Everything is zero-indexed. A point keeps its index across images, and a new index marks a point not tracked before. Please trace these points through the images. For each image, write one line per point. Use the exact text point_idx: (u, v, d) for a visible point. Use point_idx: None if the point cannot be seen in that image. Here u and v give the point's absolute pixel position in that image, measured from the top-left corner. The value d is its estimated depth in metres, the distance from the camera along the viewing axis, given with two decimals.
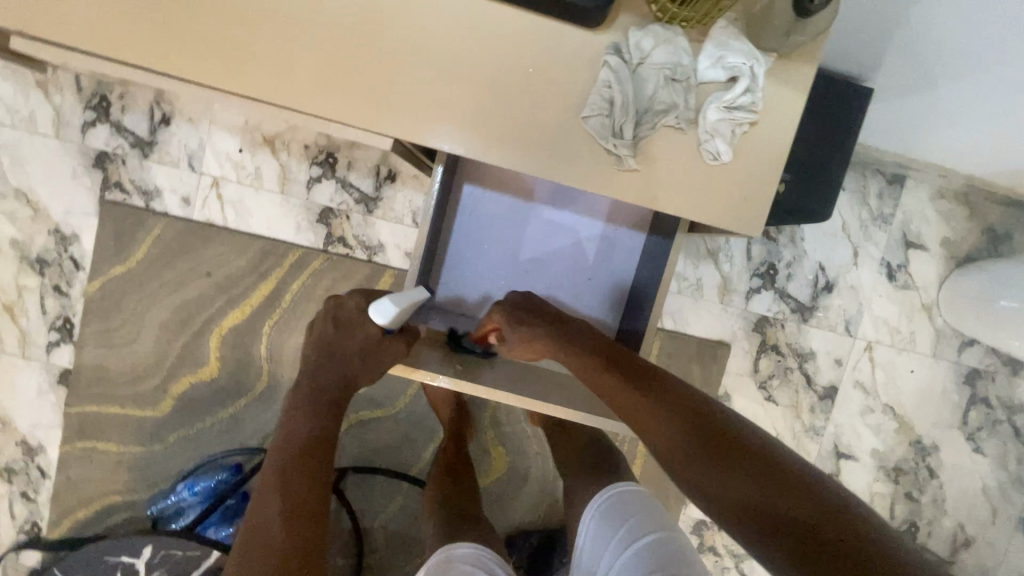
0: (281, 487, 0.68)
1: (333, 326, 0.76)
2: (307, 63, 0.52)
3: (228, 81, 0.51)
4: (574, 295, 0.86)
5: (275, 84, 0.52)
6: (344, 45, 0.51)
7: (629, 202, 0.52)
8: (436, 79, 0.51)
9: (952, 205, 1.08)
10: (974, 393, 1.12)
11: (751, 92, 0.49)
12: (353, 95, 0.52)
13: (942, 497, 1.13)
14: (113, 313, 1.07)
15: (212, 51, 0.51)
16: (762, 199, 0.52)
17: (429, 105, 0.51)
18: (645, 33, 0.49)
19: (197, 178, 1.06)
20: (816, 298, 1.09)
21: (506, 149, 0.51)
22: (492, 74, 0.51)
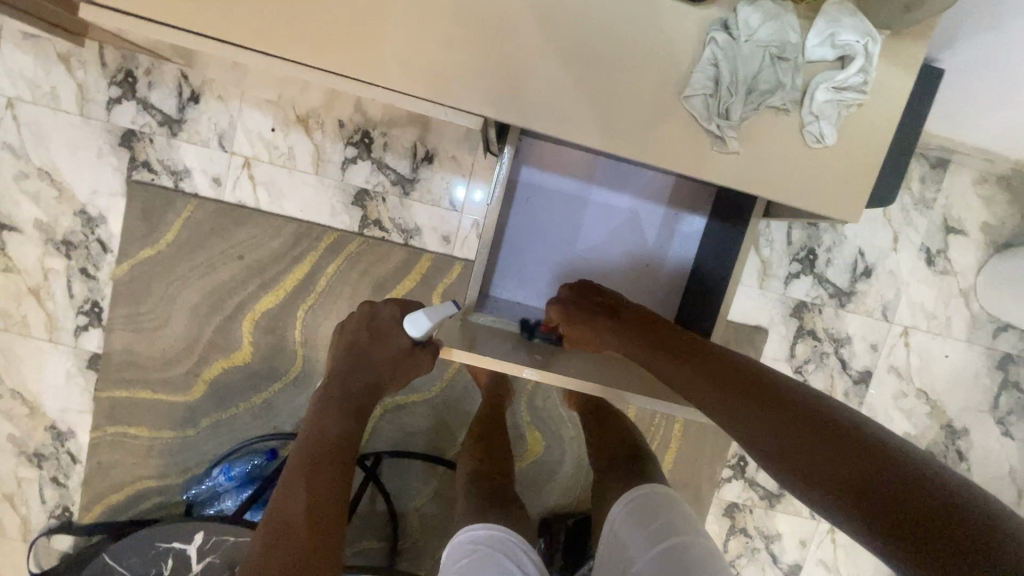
0: (306, 484, 0.67)
1: (368, 333, 0.77)
2: (330, 20, 0.49)
3: (306, 52, 0.49)
4: (630, 280, 0.86)
5: (356, 55, 0.49)
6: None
7: (728, 186, 0.50)
8: (530, 55, 0.49)
9: (994, 189, 1.07)
10: (1007, 378, 1.13)
11: (864, 72, 0.47)
12: (440, 68, 0.49)
13: (970, 480, 1.15)
14: (143, 297, 1.05)
15: (292, 18, 0.49)
16: (866, 183, 0.50)
17: (522, 81, 0.49)
18: (754, 8, 0.47)
19: (228, 158, 1.04)
20: (854, 283, 1.09)
21: (601, 130, 0.49)
22: (571, 46, 0.49)
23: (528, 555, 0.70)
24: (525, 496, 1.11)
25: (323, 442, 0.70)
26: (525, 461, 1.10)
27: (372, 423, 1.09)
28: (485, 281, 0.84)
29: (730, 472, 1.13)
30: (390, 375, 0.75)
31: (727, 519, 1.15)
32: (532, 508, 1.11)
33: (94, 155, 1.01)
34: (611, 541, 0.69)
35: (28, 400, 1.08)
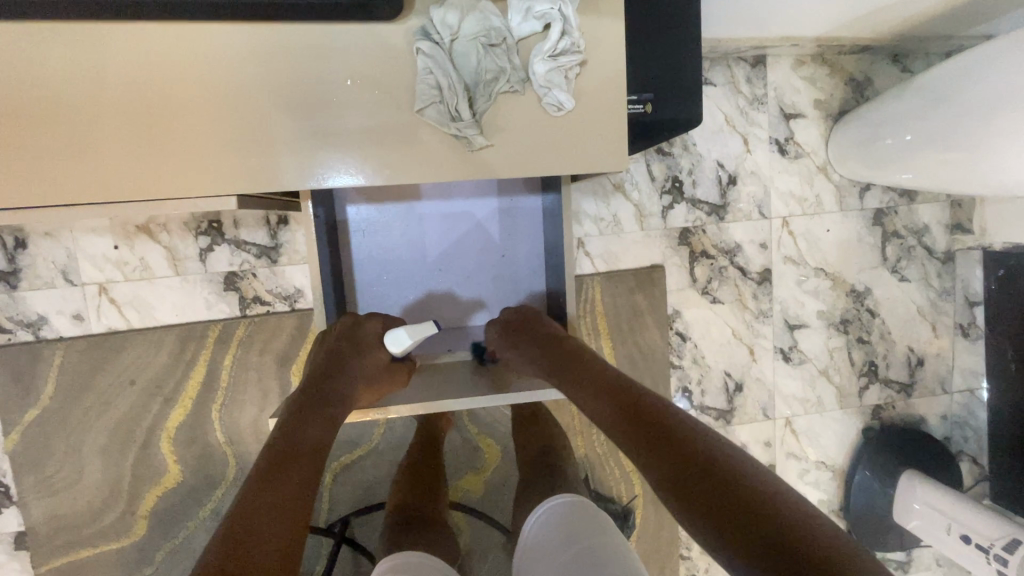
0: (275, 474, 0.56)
1: (345, 341, 0.71)
2: (112, 148, 0.48)
3: (83, 196, 0.49)
4: (496, 274, 0.88)
5: (132, 181, 0.49)
6: (139, 115, 0.48)
7: (492, 178, 0.51)
8: (287, 123, 0.49)
9: (813, 68, 1.13)
10: (886, 231, 1.20)
11: (568, 34, 0.48)
12: (230, 158, 0.49)
13: (888, 331, 1.23)
14: (46, 458, 1.00)
15: (54, 169, 0.48)
16: (617, 131, 0.52)
17: (292, 148, 0.49)
18: (448, 8, 0.48)
19: (81, 290, 0.99)
20: (725, 194, 1.14)
21: (382, 169, 0.50)
22: (331, 95, 0.48)
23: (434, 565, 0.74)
24: (499, 503, 1.12)
25: (302, 441, 0.60)
26: (487, 469, 1.11)
27: (328, 491, 1.07)
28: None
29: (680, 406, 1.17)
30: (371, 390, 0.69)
31: None
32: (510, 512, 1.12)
33: None
34: (531, 548, 0.78)
35: None
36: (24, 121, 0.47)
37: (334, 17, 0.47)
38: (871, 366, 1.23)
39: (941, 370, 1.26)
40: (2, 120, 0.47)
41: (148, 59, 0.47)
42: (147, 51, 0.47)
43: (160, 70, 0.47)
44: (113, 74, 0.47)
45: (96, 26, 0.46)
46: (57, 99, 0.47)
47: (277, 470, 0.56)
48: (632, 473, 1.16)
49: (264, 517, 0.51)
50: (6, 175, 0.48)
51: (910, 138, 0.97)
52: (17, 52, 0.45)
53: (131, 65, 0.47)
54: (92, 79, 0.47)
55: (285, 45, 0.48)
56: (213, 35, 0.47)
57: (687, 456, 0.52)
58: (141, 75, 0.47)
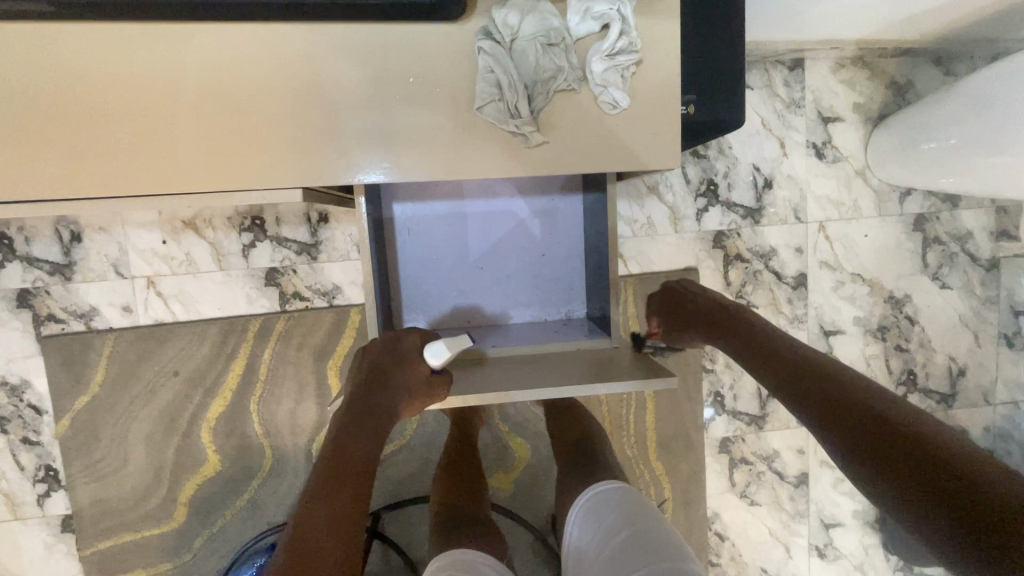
0: (329, 485, 0.61)
1: (384, 356, 0.72)
2: (185, 141, 0.51)
3: (161, 189, 0.51)
4: (534, 273, 0.88)
5: (207, 175, 0.51)
6: (210, 109, 0.50)
7: (546, 175, 0.52)
8: (353, 117, 0.50)
9: (853, 71, 1.12)
10: (927, 236, 1.18)
11: (625, 34, 0.49)
12: (296, 151, 0.51)
13: (927, 339, 1.20)
14: (94, 445, 1.03)
15: (136, 164, 0.51)
16: (670, 131, 0.53)
17: (355, 142, 0.51)
18: (509, 8, 0.49)
19: (131, 283, 1.03)
20: (760, 198, 1.13)
21: (440, 164, 0.51)
22: (393, 90, 0.50)
23: (485, 563, 0.77)
24: (529, 503, 1.12)
25: (348, 450, 0.65)
26: (517, 469, 1.11)
27: None
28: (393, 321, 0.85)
29: (712, 410, 1.16)
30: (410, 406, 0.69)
31: (725, 455, 1.18)
32: (540, 512, 1.12)
33: None
34: (578, 547, 0.80)
35: None
36: (108, 118, 0.50)
37: (396, 16, 0.48)
38: (910, 375, 1.20)
39: (984, 381, 1.22)
40: (88, 116, 0.49)
41: (224, 54, 0.49)
42: (222, 50, 0.49)
43: (237, 66, 0.49)
44: (189, 72, 0.49)
45: (172, 26, 0.48)
46: (139, 97, 0.49)
47: (329, 488, 0.61)
48: (662, 476, 1.15)
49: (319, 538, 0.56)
50: (91, 169, 0.50)
51: (955, 142, 0.95)
52: (103, 53, 0.48)
53: (207, 64, 0.49)
54: (170, 76, 0.49)
55: (349, 44, 0.49)
56: (282, 34, 0.49)
57: (870, 414, 0.60)
58: (216, 68, 0.49)
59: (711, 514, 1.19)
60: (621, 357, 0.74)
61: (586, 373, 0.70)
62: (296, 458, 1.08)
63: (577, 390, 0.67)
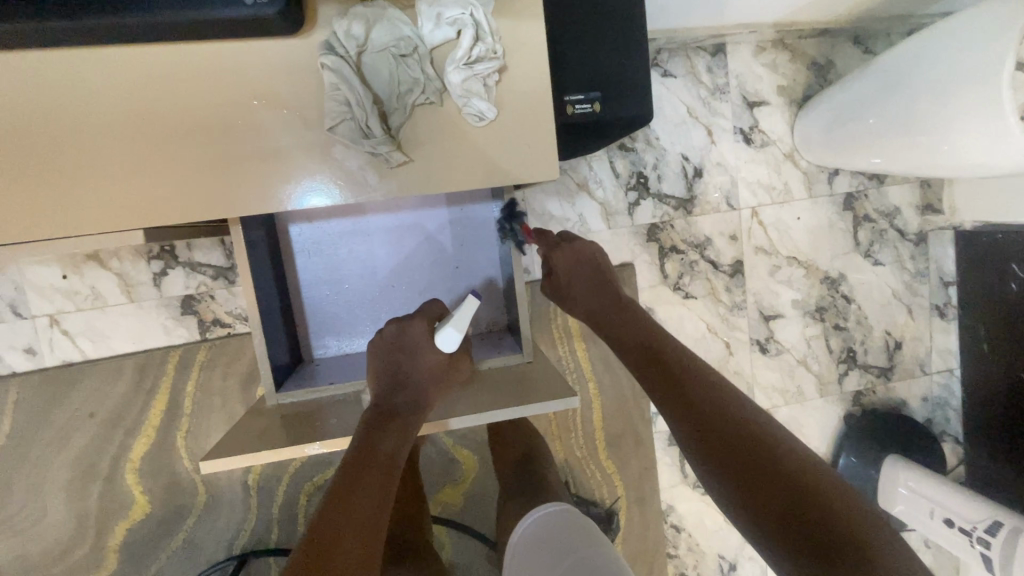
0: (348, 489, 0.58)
1: (394, 352, 0.69)
2: (34, 185, 0.49)
3: (30, 232, 0.49)
4: (450, 286, 0.86)
5: (78, 213, 0.50)
6: (56, 148, 0.49)
7: (415, 191, 0.54)
8: (208, 145, 0.50)
9: (774, 54, 1.12)
10: (857, 215, 1.19)
11: (482, 41, 0.52)
12: (155, 183, 0.50)
13: (864, 315, 1.21)
14: (6, 499, 0.97)
15: (21, 200, 0.49)
16: (543, 139, 0.55)
17: (250, 161, 0.51)
18: (351, 19, 0.51)
19: (32, 323, 0.96)
20: (691, 187, 1.12)
21: (307, 180, 0.52)
22: (244, 115, 0.51)
23: None
24: (480, 515, 1.10)
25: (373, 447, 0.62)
26: (465, 482, 1.09)
27: (303, 512, 1.06)
28: (304, 347, 0.82)
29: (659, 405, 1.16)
30: (341, 437, 0.63)
31: (675, 448, 1.17)
32: (492, 524, 1.10)
33: None
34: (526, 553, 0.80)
35: None
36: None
37: (253, 33, 0.49)
38: (849, 352, 1.22)
39: (921, 352, 1.25)
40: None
41: (63, 89, 0.48)
42: (105, 77, 0.48)
43: (78, 100, 0.48)
44: (76, 101, 0.48)
45: (38, 53, 0.47)
46: (19, 131, 0.48)
47: (355, 482, 0.59)
48: (614, 475, 1.14)
49: (340, 537, 0.54)
50: None
51: (873, 121, 0.95)
52: None
53: (65, 98, 0.48)
54: (51, 107, 0.48)
55: (231, 64, 0.50)
56: (165, 56, 0.49)
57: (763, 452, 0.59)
58: (57, 105, 0.48)
59: (666, 507, 1.18)
60: (538, 379, 0.72)
61: (501, 397, 0.67)
62: (232, 490, 1.04)
63: (484, 417, 0.64)
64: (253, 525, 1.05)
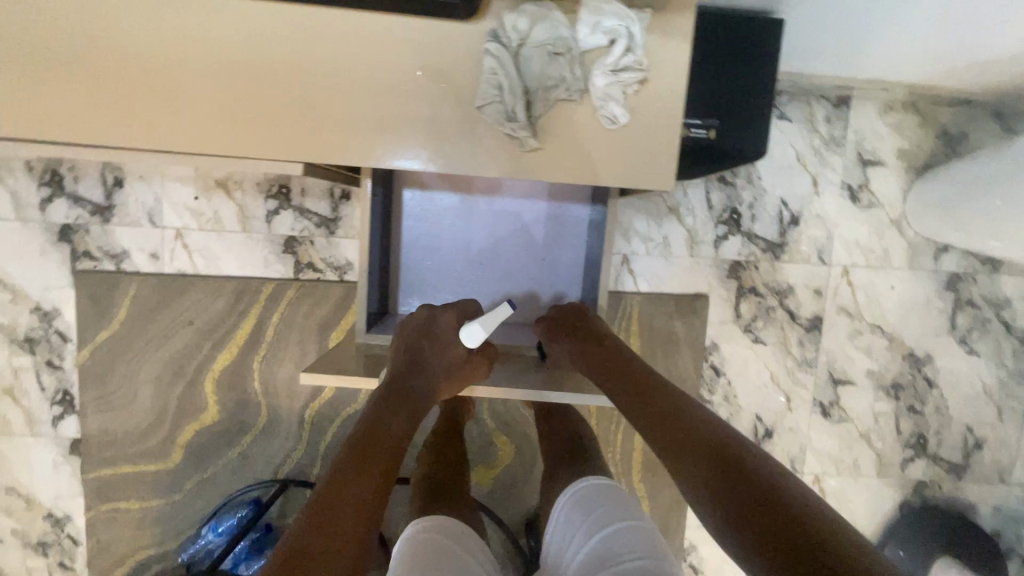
0: (363, 464, 0.58)
1: (423, 337, 0.75)
2: (224, 109, 0.58)
3: (217, 148, 0.59)
4: (533, 276, 0.90)
5: (255, 141, 0.59)
6: (250, 81, 0.58)
7: (538, 176, 0.58)
8: (367, 102, 0.57)
9: (901, 116, 1.07)
10: (960, 297, 1.12)
11: (631, 52, 0.55)
12: (318, 127, 0.58)
13: (945, 404, 1.14)
14: (108, 377, 1.10)
15: (209, 118, 0.58)
16: (665, 153, 0.58)
17: (400, 124, 0.58)
18: (520, 15, 0.56)
19: (161, 232, 1.09)
20: (784, 234, 1.10)
21: (444, 149, 0.58)
22: (402, 80, 0.57)
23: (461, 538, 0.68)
24: (505, 501, 1.13)
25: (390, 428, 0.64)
26: (498, 467, 1.12)
27: None
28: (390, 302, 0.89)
29: None
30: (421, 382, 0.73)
31: None
32: (515, 513, 1.13)
33: (39, 254, 1.08)
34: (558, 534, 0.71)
35: (24, 493, 1.14)
36: (188, 73, 0.57)
37: (426, 13, 0.56)
38: (920, 438, 1.15)
39: (1002, 458, 1.16)
40: (180, 76, 0.57)
41: (264, 32, 0.56)
42: (299, 29, 0.56)
43: (274, 43, 0.57)
44: (267, 45, 0.57)
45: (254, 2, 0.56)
46: (219, 61, 0.57)
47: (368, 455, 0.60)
48: (643, 499, 1.14)
49: (342, 507, 0.54)
50: (172, 126, 0.58)
51: (1000, 202, 0.89)
52: (168, 25, 0.56)
53: (264, 39, 0.57)
54: (251, 47, 0.57)
55: (395, 33, 0.56)
56: (345, 20, 0.56)
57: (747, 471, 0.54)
58: (256, 44, 0.57)
59: (687, 545, 1.17)
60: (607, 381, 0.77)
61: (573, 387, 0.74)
62: (288, 421, 1.12)
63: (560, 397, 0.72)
64: (300, 456, 1.13)
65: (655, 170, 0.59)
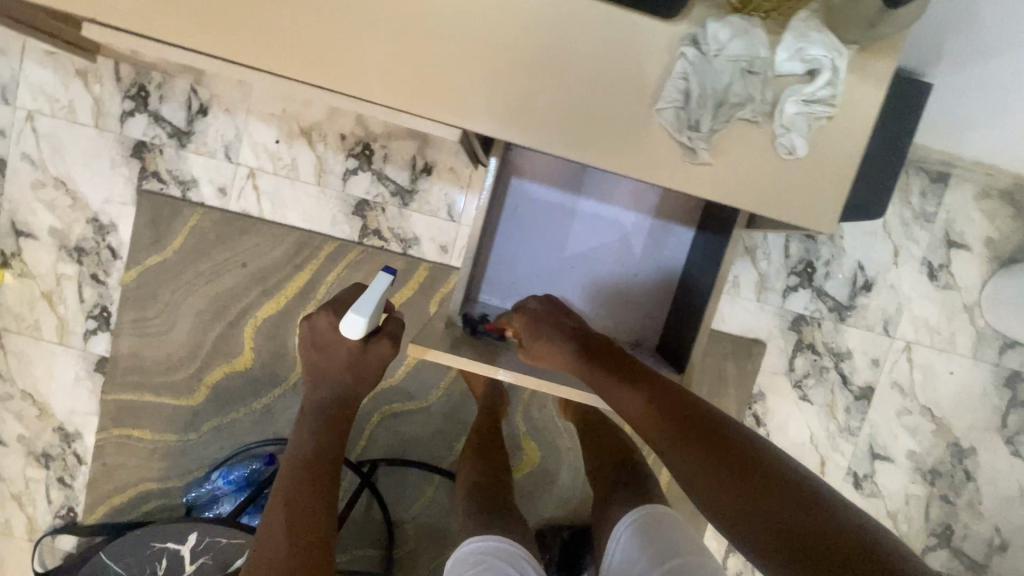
0: (285, 499, 0.69)
1: (311, 347, 0.77)
2: (393, 58, 0.56)
3: (374, 95, 0.56)
4: (621, 289, 0.89)
5: (416, 96, 0.56)
6: (425, 35, 0.55)
7: (700, 191, 0.57)
8: (541, 82, 0.56)
9: (997, 204, 1.05)
10: (1016, 396, 1.10)
11: (829, 85, 0.55)
12: (484, 95, 0.56)
13: (978, 500, 1.12)
14: (150, 302, 1.08)
15: (374, 63, 0.56)
16: (830, 196, 0.58)
17: (569, 111, 0.56)
18: (724, 24, 0.55)
19: (234, 169, 1.07)
20: (855, 297, 1.08)
21: (608, 145, 0.57)
22: (581, 67, 0.56)
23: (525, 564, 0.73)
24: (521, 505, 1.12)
25: (303, 452, 0.73)
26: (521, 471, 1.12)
27: (369, 430, 1.11)
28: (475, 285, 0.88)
29: None
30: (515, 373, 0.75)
31: None
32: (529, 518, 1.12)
33: (107, 166, 1.06)
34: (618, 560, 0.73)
35: (38, 401, 1.12)
36: (365, 13, 0.55)
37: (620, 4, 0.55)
38: (946, 529, 1.13)
39: None
40: (357, 16, 0.55)
41: None
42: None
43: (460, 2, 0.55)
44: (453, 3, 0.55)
45: None
46: (400, 8, 0.55)
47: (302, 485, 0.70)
48: None
49: (298, 535, 0.66)
50: (334, 63, 0.55)
51: None
52: None
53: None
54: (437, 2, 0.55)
55: (591, 20, 0.55)
56: None
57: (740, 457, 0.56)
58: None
59: None
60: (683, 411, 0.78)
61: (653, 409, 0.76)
62: None
63: None
64: None
65: (816, 210, 0.59)
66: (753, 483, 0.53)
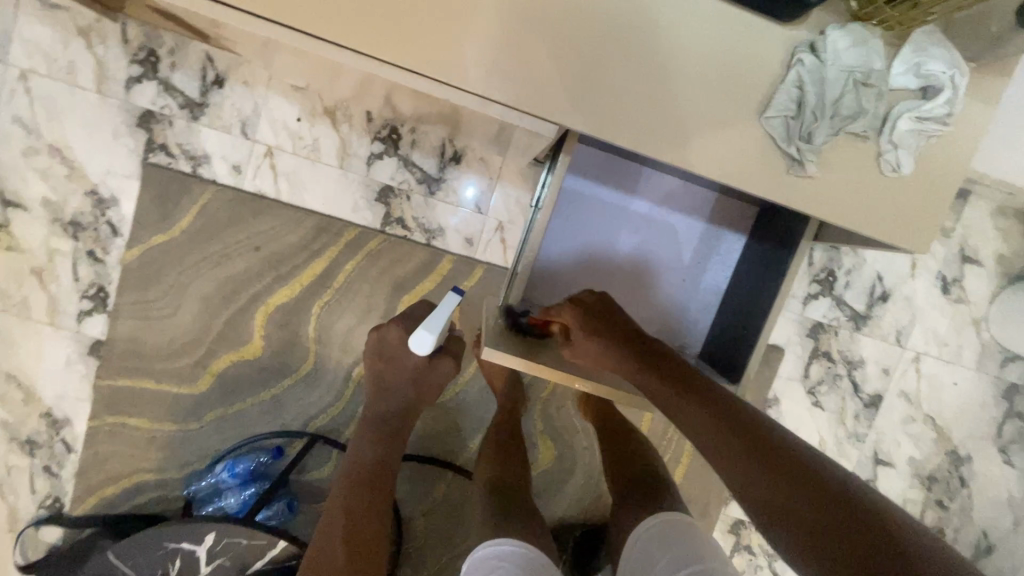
0: (343, 505, 0.72)
1: (378, 357, 0.81)
2: (501, 48, 0.55)
3: (480, 87, 0.55)
4: (670, 292, 0.91)
5: (521, 90, 0.56)
6: (535, 26, 0.55)
7: (795, 200, 0.60)
8: (646, 81, 0.57)
9: (1010, 222, 1.09)
10: (1012, 407, 1.14)
11: (943, 104, 0.58)
12: (588, 92, 0.57)
13: (970, 505, 1.17)
14: (153, 284, 1.01)
15: (481, 53, 0.55)
16: (923, 216, 0.61)
17: (671, 111, 0.57)
18: (846, 35, 0.57)
19: (251, 146, 1.00)
20: (871, 307, 1.10)
21: (706, 148, 0.58)
22: (684, 69, 0.57)
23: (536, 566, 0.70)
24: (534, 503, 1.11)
25: (363, 460, 0.77)
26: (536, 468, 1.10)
27: None
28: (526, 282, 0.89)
29: None
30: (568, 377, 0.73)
31: (733, 534, 1.17)
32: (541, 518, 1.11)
33: (110, 135, 0.98)
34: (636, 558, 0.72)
35: (23, 385, 1.04)
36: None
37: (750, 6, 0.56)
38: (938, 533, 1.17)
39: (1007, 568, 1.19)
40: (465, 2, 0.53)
41: None
42: None
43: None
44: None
45: None
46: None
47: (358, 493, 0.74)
48: None
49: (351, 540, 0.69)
50: (440, 51, 0.54)
51: None
52: None
53: None
54: None
55: (696, 23, 0.56)
56: None
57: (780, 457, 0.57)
58: None
59: None
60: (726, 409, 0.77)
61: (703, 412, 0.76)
62: (334, 375, 1.06)
63: None
64: (336, 414, 1.07)
65: (908, 230, 0.62)
66: (793, 481, 0.54)
